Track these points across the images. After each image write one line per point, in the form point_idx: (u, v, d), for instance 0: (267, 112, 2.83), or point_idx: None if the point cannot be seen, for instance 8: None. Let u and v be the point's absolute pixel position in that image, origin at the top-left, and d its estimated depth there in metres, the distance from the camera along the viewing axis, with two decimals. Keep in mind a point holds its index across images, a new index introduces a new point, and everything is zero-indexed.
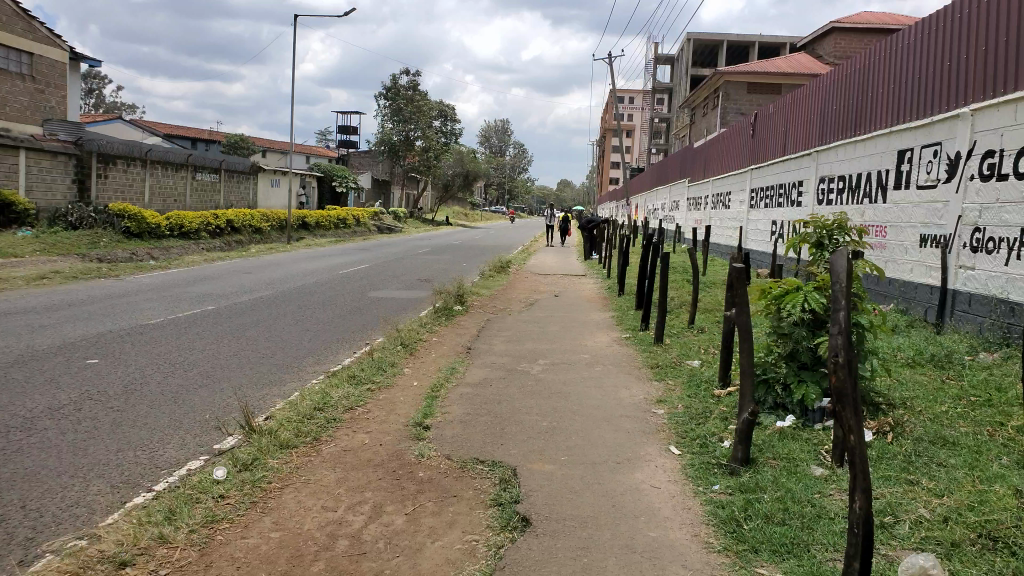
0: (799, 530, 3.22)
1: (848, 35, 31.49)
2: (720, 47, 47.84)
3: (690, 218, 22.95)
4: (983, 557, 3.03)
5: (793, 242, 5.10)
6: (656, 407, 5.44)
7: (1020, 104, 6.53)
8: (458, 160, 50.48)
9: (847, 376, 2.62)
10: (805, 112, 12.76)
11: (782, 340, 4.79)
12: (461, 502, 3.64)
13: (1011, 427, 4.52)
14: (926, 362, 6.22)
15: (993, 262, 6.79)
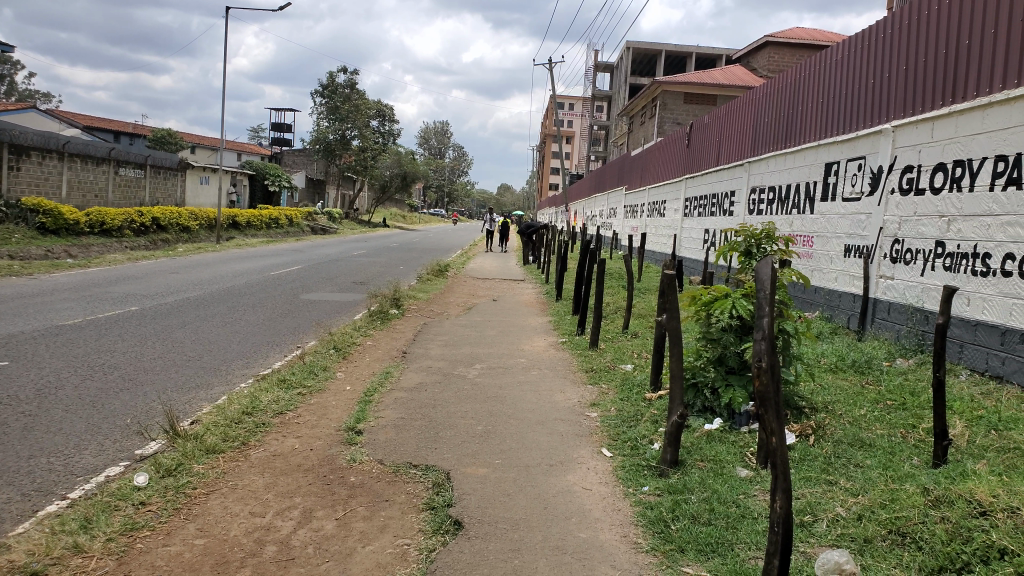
0: (724, 530, 3.31)
1: (780, 50, 32.53)
2: (658, 56, 48.69)
3: (627, 225, 23.32)
4: (893, 552, 3.19)
5: (723, 250, 5.24)
6: (589, 411, 5.51)
7: (938, 122, 6.88)
8: (396, 161, 50.03)
9: (770, 380, 2.72)
10: (738, 125, 13.11)
11: (711, 346, 4.92)
12: (394, 506, 3.62)
13: (923, 429, 4.76)
14: (848, 368, 6.47)
15: (910, 272, 7.13)
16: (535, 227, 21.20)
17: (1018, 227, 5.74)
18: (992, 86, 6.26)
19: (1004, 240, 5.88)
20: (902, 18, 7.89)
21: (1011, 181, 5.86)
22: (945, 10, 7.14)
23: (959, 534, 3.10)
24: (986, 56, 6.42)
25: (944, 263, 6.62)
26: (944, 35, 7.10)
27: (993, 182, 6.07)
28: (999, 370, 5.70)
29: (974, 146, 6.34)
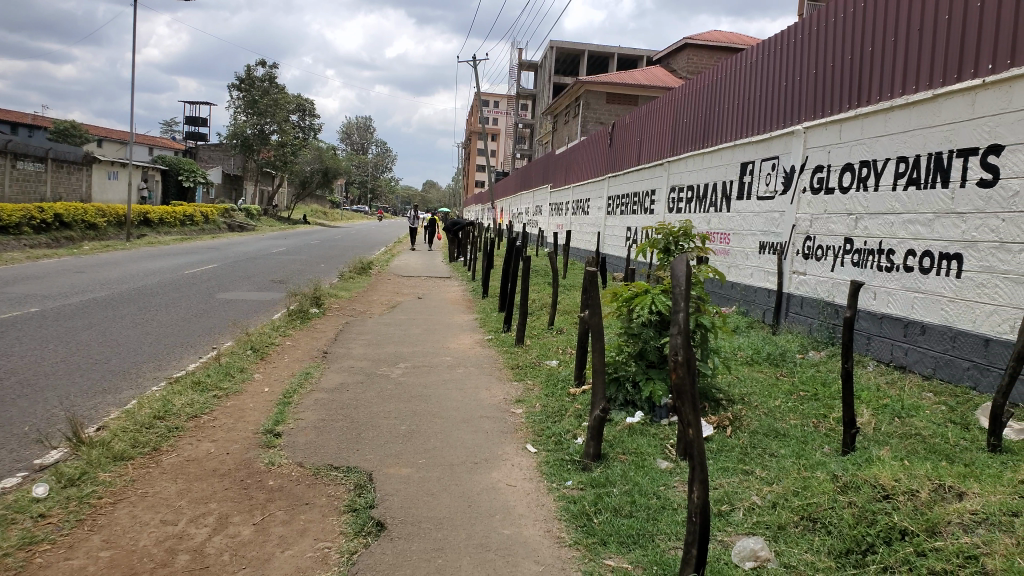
0: (645, 521, 3.39)
1: (699, 52, 33.39)
2: (581, 56, 49.29)
3: (552, 223, 23.53)
4: (804, 537, 3.33)
5: (643, 247, 5.35)
6: (514, 408, 5.53)
7: (845, 124, 7.21)
8: (317, 156, 49.00)
9: (687, 373, 2.81)
10: (658, 124, 13.39)
11: (633, 340, 5.03)
12: (314, 509, 3.55)
13: (833, 418, 4.97)
14: (763, 360, 6.71)
15: (821, 268, 7.45)
16: (460, 224, 21.14)
17: (917, 225, 6.07)
18: (894, 91, 6.58)
19: (906, 237, 6.21)
20: (811, 24, 8.19)
21: (912, 181, 6.19)
22: (850, 17, 7.45)
23: (865, 517, 3.25)
24: (888, 62, 6.73)
25: (852, 259, 6.94)
26: (850, 41, 7.41)
27: (895, 182, 6.40)
28: (903, 360, 6.01)
29: (879, 147, 6.67)
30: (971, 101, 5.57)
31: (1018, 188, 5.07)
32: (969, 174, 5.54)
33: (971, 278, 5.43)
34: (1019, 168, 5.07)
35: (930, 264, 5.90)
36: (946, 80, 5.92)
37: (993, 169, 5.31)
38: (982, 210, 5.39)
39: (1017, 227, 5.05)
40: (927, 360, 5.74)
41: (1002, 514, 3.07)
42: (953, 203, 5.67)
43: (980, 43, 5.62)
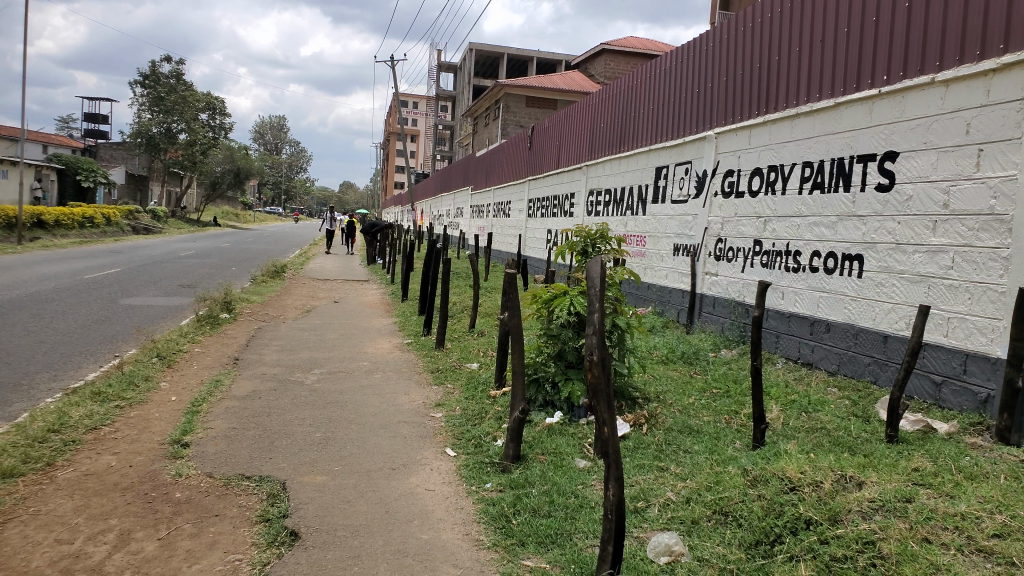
0: (563, 521, 3.43)
1: (616, 58, 34.03)
2: (500, 59, 49.49)
3: (473, 224, 23.53)
4: (716, 530, 3.43)
5: (561, 249, 5.42)
6: (434, 412, 5.49)
7: (753, 130, 7.51)
8: (228, 156, 47.45)
9: (602, 373, 2.85)
10: (577, 128, 13.57)
11: (552, 342, 5.07)
12: (224, 521, 3.44)
13: (743, 414, 5.16)
14: (678, 359, 6.88)
15: (732, 269, 7.72)
16: (378, 226, 20.90)
17: (822, 227, 6.36)
18: (799, 99, 6.87)
19: (812, 239, 6.50)
20: (721, 33, 8.47)
21: (816, 185, 6.49)
22: (757, 27, 7.73)
23: (773, 509, 3.38)
24: (794, 71, 7.02)
25: (762, 260, 7.23)
26: (758, 50, 7.69)
27: (801, 186, 6.70)
28: (810, 357, 6.28)
29: (785, 153, 6.97)
30: (868, 109, 5.89)
31: (911, 192, 5.38)
32: (868, 179, 5.85)
33: (871, 277, 5.73)
34: (912, 173, 5.38)
35: (833, 265, 6.18)
36: (846, 89, 6.23)
37: (889, 174, 5.63)
38: (880, 213, 5.69)
39: (911, 229, 5.36)
40: (831, 356, 6.02)
41: (897, 501, 3.25)
42: (854, 206, 5.97)
43: (876, 54, 5.93)
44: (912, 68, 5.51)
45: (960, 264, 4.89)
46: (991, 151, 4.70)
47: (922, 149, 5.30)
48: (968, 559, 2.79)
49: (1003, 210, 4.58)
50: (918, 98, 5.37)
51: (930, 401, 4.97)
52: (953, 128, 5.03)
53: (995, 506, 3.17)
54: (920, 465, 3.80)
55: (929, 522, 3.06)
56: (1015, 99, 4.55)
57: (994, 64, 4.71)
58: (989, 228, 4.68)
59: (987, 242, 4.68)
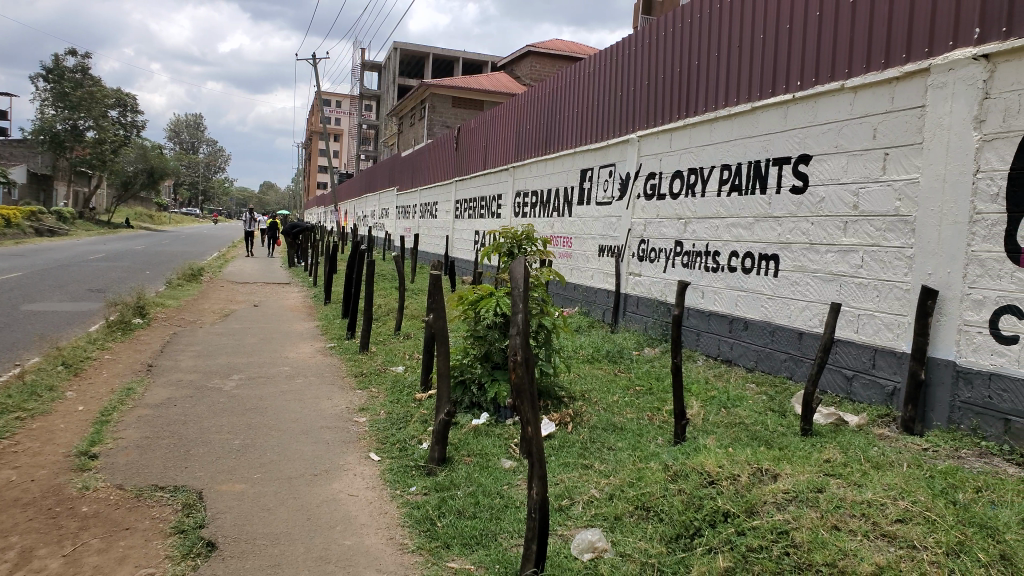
0: (488, 521, 3.45)
1: (541, 60, 34.30)
2: (425, 59, 49.24)
3: (399, 226, 23.32)
4: (639, 525, 3.51)
5: (487, 250, 5.43)
6: (358, 416, 5.42)
7: (674, 134, 7.71)
8: (140, 155, 45.56)
9: (526, 373, 2.88)
10: (502, 129, 13.62)
11: (478, 343, 5.08)
12: (136, 534, 3.31)
13: (666, 411, 5.29)
14: (603, 358, 6.99)
15: (655, 269, 7.90)
16: (300, 227, 20.44)
17: (739, 228, 6.58)
18: (718, 103, 7.07)
19: (730, 240, 6.71)
20: (643, 38, 8.64)
21: (735, 187, 6.70)
22: (676, 33, 7.93)
23: (693, 502, 3.48)
24: (712, 75, 7.23)
25: (683, 261, 7.42)
26: (678, 55, 7.88)
27: (719, 189, 6.91)
28: (729, 354, 6.50)
29: (705, 156, 7.18)
30: (783, 114, 6.12)
31: (823, 194, 5.63)
32: (783, 181, 6.08)
33: (786, 276, 5.96)
34: (824, 176, 5.63)
35: (751, 264, 6.40)
36: (761, 94, 6.45)
37: (802, 176, 5.86)
38: (794, 214, 5.92)
39: (823, 229, 5.60)
40: (750, 353, 6.25)
41: (808, 491, 3.39)
42: (770, 207, 6.20)
43: (789, 62, 6.16)
44: (823, 75, 5.75)
45: (869, 263, 5.14)
46: (896, 156, 4.95)
47: (832, 153, 5.55)
48: (873, 543, 2.94)
49: (907, 211, 4.84)
50: (829, 103, 5.62)
51: (842, 394, 5.22)
52: (861, 133, 5.28)
53: (897, 493, 3.35)
54: (830, 456, 3.98)
55: (838, 510, 3.20)
56: (917, 106, 4.81)
57: (897, 73, 4.97)
58: (894, 228, 4.94)
59: (893, 241, 4.94)
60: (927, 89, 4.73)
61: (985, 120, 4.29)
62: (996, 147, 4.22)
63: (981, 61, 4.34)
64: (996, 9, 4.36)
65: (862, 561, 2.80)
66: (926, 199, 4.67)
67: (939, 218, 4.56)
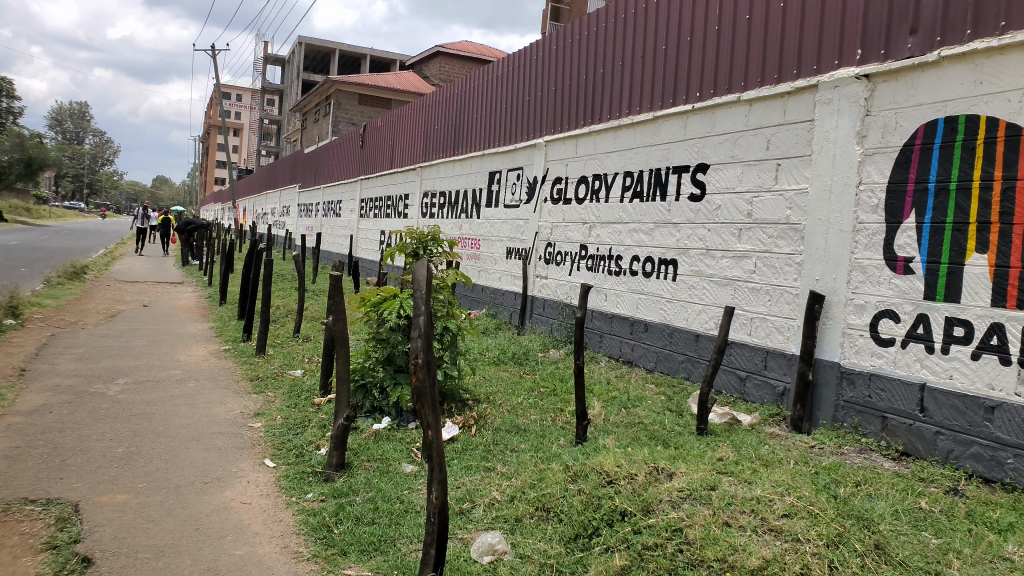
0: (387, 527, 3.41)
1: (450, 61, 34.16)
2: (331, 55, 48.21)
3: (301, 224, 22.71)
4: (538, 526, 3.54)
5: (392, 251, 5.36)
6: (253, 421, 5.23)
7: (580, 139, 7.84)
8: (17, 144, 42.51)
9: (427, 376, 2.86)
10: (409, 129, 13.50)
11: (380, 346, 5.00)
12: (3, 551, 3.08)
13: (568, 412, 5.37)
14: (508, 359, 7.02)
15: (560, 272, 8.01)
16: (195, 225, 19.62)
17: (641, 233, 6.75)
18: (621, 111, 7.23)
19: (632, 244, 6.87)
20: (550, 44, 8.74)
21: (637, 194, 6.87)
22: (583, 40, 8.06)
23: (591, 502, 3.54)
24: (616, 83, 7.38)
25: (588, 264, 7.55)
26: (584, 62, 8.01)
27: (622, 195, 7.07)
28: (631, 356, 6.67)
29: (609, 162, 7.33)
30: (683, 124, 6.32)
31: (719, 202, 5.84)
32: (682, 188, 6.28)
33: (684, 280, 6.15)
34: (720, 184, 5.84)
35: (651, 268, 6.58)
36: (663, 104, 6.63)
37: (700, 185, 6.07)
38: (692, 221, 6.12)
39: (719, 236, 5.81)
40: (649, 355, 6.43)
41: (702, 489, 3.50)
42: (670, 214, 6.38)
43: (688, 73, 6.36)
44: (720, 88, 5.97)
45: (761, 269, 5.37)
46: (787, 166, 5.20)
47: (729, 162, 5.77)
48: (761, 538, 3.06)
49: (797, 219, 5.07)
50: (726, 115, 5.84)
51: (736, 395, 5.43)
52: (755, 145, 5.51)
53: (784, 488, 3.51)
54: (723, 455, 4.13)
55: (729, 507, 3.32)
56: (806, 120, 5.06)
57: (789, 88, 5.22)
58: (785, 236, 5.17)
59: (784, 248, 5.17)
60: (816, 104, 4.98)
61: (867, 135, 4.57)
62: (877, 161, 4.49)
63: (864, 80, 4.62)
64: (877, 31, 4.64)
65: (750, 556, 2.91)
66: (815, 208, 4.91)
67: (825, 227, 4.81)
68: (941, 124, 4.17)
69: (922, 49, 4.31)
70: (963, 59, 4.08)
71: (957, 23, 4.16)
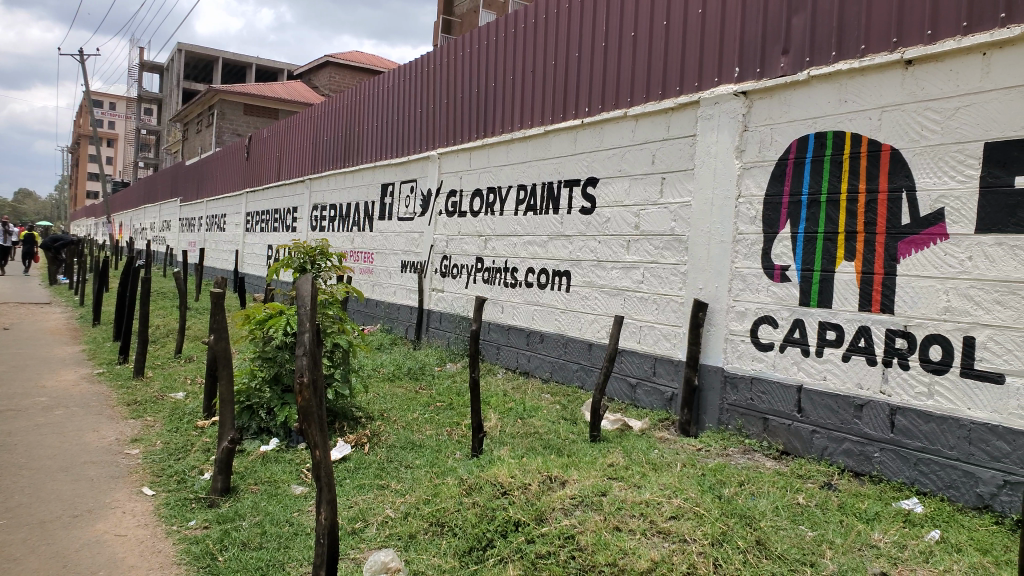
0: (275, 551, 3.32)
1: (340, 71, 33.59)
2: (214, 63, 46.51)
3: (183, 239, 21.72)
4: (432, 541, 3.53)
5: (277, 266, 5.22)
6: (130, 448, 4.96)
7: (473, 153, 7.91)
8: None
9: (313, 395, 2.81)
10: (297, 140, 13.19)
11: (267, 365, 4.87)
12: None
13: (464, 425, 5.38)
14: (404, 375, 6.96)
15: (456, 285, 8.03)
16: (63, 241, 18.42)
17: (535, 245, 6.87)
18: (513, 124, 7.33)
19: (527, 257, 6.98)
20: (442, 57, 8.77)
21: (530, 207, 6.98)
22: (474, 54, 8.14)
23: (485, 514, 3.56)
24: (508, 97, 7.48)
25: (483, 276, 7.61)
26: (475, 75, 8.08)
27: (517, 208, 7.16)
28: (527, 367, 6.78)
29: (502, 175, 7.42)
30: (573, 139, 6.48)
31: (609, 215, 6.02)
32: (573, 202, 6.43)
33: (577, 291, 6.30)
34: (610, 197, 6.03)
35: (545, 280, 6.71)
36: (553, 118, 6.77)
37: (590, 198, 6.24)
38: (583, 233, 6.28)
39: (609, 247, 5.99)
40: (545, 365, 6.56)
41: (593, 495, 3.60)
42: (562, 226, 6.52)
43: (578, 89, 6.53)
44: (607, 103, 6.16)
45: (649, 279, 5.57)
46: (671, 180, 5.42)
47: (617, 177, 5.97)
48: (650, 540, 3.18)
49: (681, 231, 5.30)
50: (614, 130, 6.04)
51: (627, 401, 5.61)
52: (641, 159, 5.73)
53: (672, 491, 3.65)
54: (614, 460, 4.25)
55: (619, 511, 3.42)
56: (689, 135, 5.31)
57: (672, 104, 5.45)
58: (670, 247, 5.38)
59: (669, 259, 5.38)
60: (697, 120, 5.23)
61: (745, 150, 4.85)
62: (754, 175, 4.78)
63: (741, 97, 4.89)
64: (753, 50, 4.92)
65: (639, 558, 3.01)
66: (697, 220, 5.15)
67: (707, 238, 5.05)
68: (812, 139, 4.47)
69: (793, 69, 4.61)
70: (829, 79, 4.40)
71: (822, 45, 4.47)
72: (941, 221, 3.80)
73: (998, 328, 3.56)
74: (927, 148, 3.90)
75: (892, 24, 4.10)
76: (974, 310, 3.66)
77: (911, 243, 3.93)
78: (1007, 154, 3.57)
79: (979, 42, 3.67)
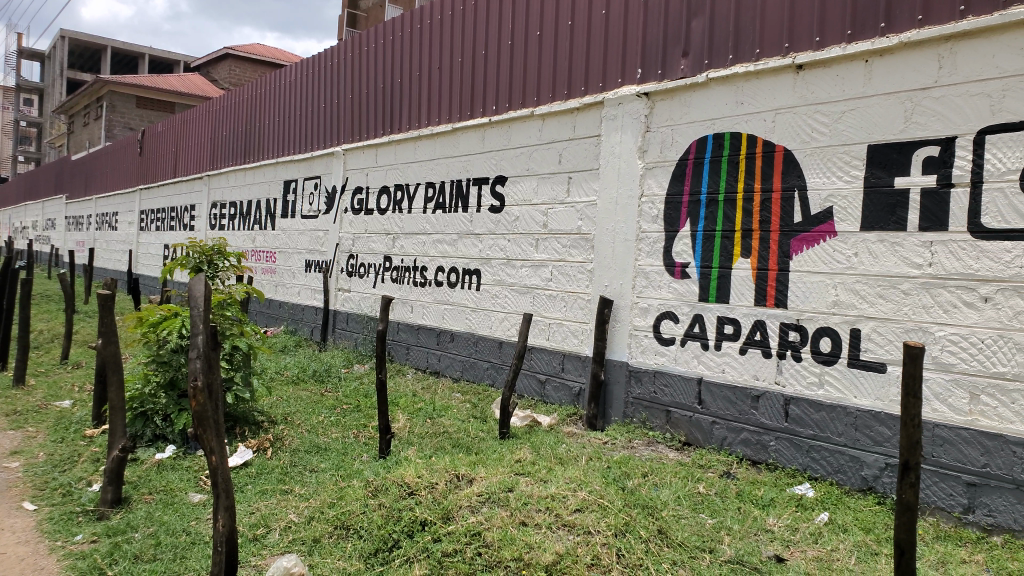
0: (170, 562, 3.20)
1: (240, 64, 32.47)
2: (102, 53, 44.07)
3: (70, 239, 20.51)
4: (337, 545, 3.48)
5: (171, 266, 5.01)
6: (10, 461, 4.66)
7: (380, 150, 7.81)
8: None
9: (208, 399, 2.73)
10: (195, 134, 12.68)
11: (161, 369, 4.68)
12: None
13: (371, 427, 5.32)
14: (308, 377, 6.82)
15: (364, 284, 7.93)
16: None
17: (444, 244, 6.87)
18: (420, 121, 7.28)
19: (436, 256, 6.96)
20: (347, 52, 8.62)
21: (439, 205, 6.97)
22: (380, 49, 8.04)
23: (392, 515, 3.53)
24: (414, 93, 7.43)
25: (391, 275, 7.54)
26: (381, 70, 7.98)
27: (425, 206, 7.13)
28: (436, 366, 6.77)
29: (410, 172, 7.37)
30: (481, 137, 6.51)
31: (517, 214, 6.08)
32: (482, 200, 6.46)
33: (487, 289, 6.34)
34: (518, 196, 6.09)
35: (454, 279, 6.71)
36: (461, 116, 6.76)
37: (499, 197, 6.28)
38: (492, 232, 6.32)
39: (518, 246, 6.05)
40: (455, 364, 6.57)
41: (500, 492, 3.63)
42: (471, 225, 6.55)
43: (485, 86, 6.54)
44: (515, 102, 6.21)
45: (557, 277, 5.66)
46: (578, 179, 5.53)
47: (525, 176, 6.03)
48: (555, 533, 3.24)
49: (587, 229, 5.41)
50: (521, 129, 6.09)
51: (536, 398, 5.70)
52: (548, 158, 5.81)
53: (576, 484, 3.73)
54: (521, 456, 4.31)
55: (526, 506, 3.47)
56: (594, 135, 5.43)
57: (577, 105, 5.55)
58: (577, 245, 5.49)
59: (576, 257, 5.49)
60: (602, 120, 5.35)
61: (648, 150, 5.00)
62: (656, 175, 4.94)
63: (644, 98, 5.04)
64: (654, 53, 5.07)
65: (545, 552, 3.06)
66: (603, 219, 5.27)
67: (612, 237, 5.18)
68: (710, 140, 4.65)
69: (693, 71, 4.77)
70: (726, 82, 4.59)
71: (720, 49, 4.65)
72: (831, 220, 4.04)
73: (880, 320, 3.81)
74: (816, 149, 4.13)
75: (784, 30, 4.31)
76: (859, 303, 3.90)
77: (802, 241, 4.16)
78: (887, 156, 3.82)
79: (861, 50, 3.91)
